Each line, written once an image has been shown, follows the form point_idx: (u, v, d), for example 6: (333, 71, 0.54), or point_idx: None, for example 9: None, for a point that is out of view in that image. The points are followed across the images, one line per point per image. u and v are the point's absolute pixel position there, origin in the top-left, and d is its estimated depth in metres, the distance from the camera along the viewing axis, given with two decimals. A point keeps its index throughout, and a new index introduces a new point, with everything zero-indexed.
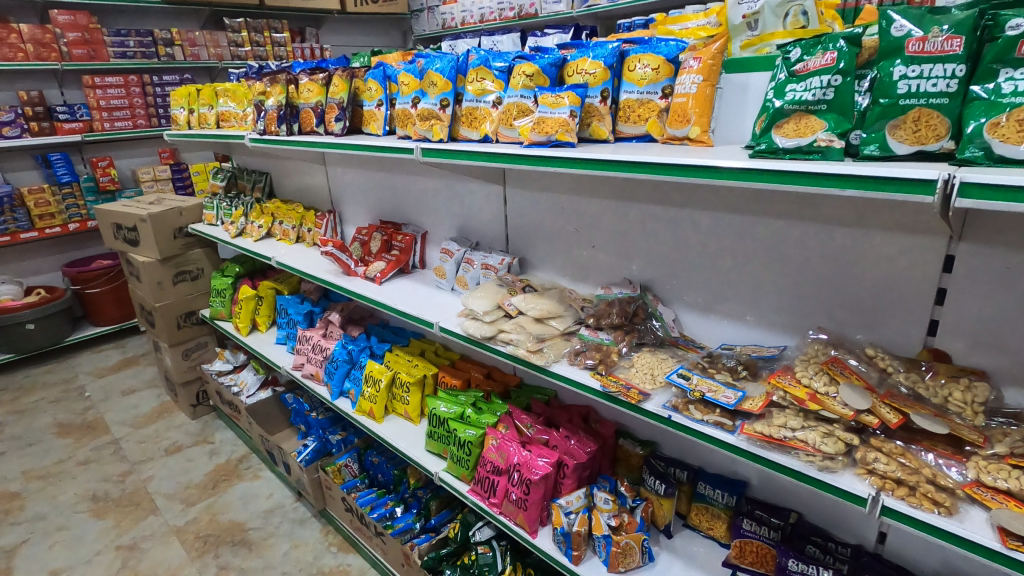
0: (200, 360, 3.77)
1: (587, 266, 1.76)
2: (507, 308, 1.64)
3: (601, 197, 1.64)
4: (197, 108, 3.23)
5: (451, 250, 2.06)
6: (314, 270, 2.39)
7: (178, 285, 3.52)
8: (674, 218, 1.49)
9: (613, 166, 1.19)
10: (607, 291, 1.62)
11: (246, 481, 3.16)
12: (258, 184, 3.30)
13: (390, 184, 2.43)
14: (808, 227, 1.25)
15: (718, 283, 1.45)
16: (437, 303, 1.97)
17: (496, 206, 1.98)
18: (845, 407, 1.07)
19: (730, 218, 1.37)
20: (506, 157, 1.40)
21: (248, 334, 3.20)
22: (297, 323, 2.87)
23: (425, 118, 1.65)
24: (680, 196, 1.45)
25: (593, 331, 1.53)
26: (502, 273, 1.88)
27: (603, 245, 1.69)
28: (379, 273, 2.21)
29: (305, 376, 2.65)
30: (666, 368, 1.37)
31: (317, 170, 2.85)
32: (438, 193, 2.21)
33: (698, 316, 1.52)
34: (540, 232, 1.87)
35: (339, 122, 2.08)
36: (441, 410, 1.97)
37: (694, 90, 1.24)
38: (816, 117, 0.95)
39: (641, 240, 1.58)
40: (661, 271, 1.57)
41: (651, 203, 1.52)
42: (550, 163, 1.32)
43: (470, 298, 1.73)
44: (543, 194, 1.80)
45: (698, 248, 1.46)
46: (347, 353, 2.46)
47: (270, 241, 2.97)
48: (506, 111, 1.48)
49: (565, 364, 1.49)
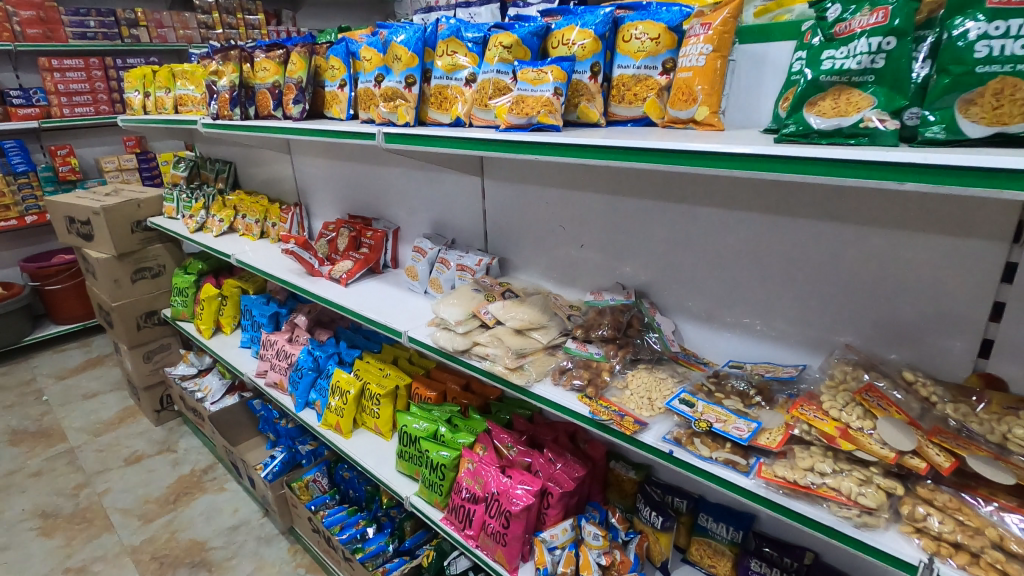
0: (164, 363, 3.53)
1: (575, 268, 1.56)
2: (484, 317, 1.44)
3: (592, 190, 1.44)
4: (154, 91, 2.97)
5: (424, 249, 1.85)
6: (274, 269, 2.17)
7: (138, 283, 3.28)
8: (674, 215, 1.29)
9: (605, 154, 1.00)
10: (598, 297, 1.42)
11: (210, 494, 2.94)
12: (221, 174, 3.05)
13: (360, 174, 2.21)
14: (833, 226, 1.06)
15: (726, 290, 1.26)
16: (408, 308, 1.76)
17: (474, 199, 1.77)
18: (884, 447, 0.88)
19: (740, 216, 1.18)
20: (480, 143, 1.20)
21: (211, 338, 2.97)
22: (261, 326, 2.65)
23: (389, 98, 1.43)
24: (681, 189, 1.26)
25: (581, 343, 1.34)
26: (479, 275, 1.67)
27: (592, 245, 1.50)
28: (345, 273, 2.00)
29: (269, 384, 2.43)
30: (665, 390, 1.19)
31: (283, 160, 2.62)
32: (410, 185, 1.99)
33: (700, 327, 1.33)
34: (522, 230, 1.67)
35: (298, 105, 1.85)
36: (413, 427, 1.78)
37: (701, 64, 1.04)
38: (860, 90, 0.76)
39: (638, 240, 1.39)
40: (659, 274, 1.38)
41: (647, 197, 1.33)
42: (531, 150, 1.11)
43: (440, 305, 1.52)
44: (526, 187, 1.60)
45: (703, 250, 1.27)
46: (314, 361, 2.25)
47: (233, 236, 2.73)
48: (480, 90, 1.27)
49: (549, 384, 1.29)
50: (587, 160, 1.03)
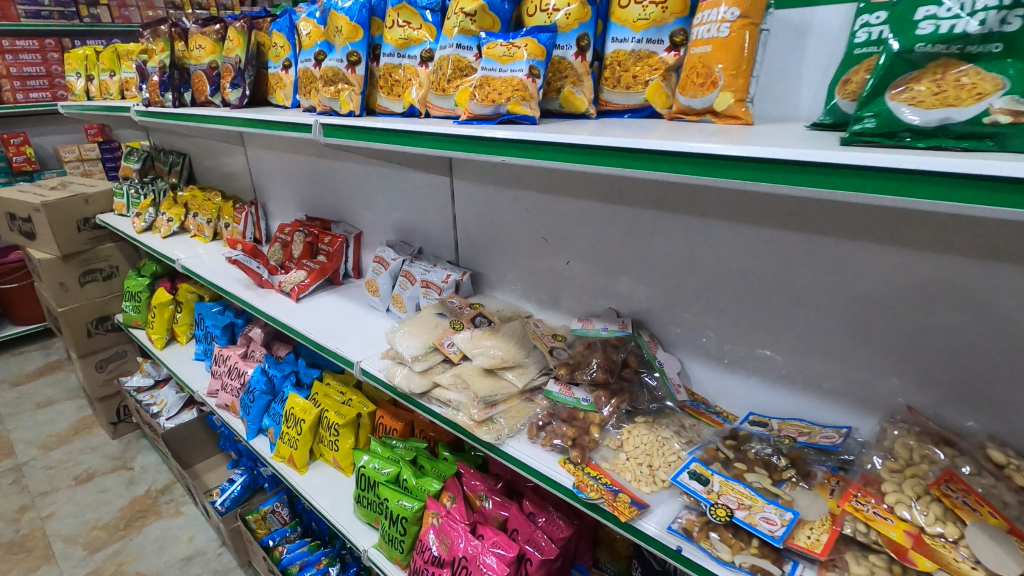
0: (120, 371, 3.25)
1: (558, 288, 1.31)
2: (447, 352, 1.17)
3: (579, 197, 1.18)
4: (97, 74, 2.67)
5: (387, 259, 1.57)
6: (219, 279, 1.90)
7: (87, 286, 3.00)
8: (680, 229, 1.04)
9: (595, 158, 0.75)
10: (587, 325, 1.17)
11: (164, 519, 2.68)
12: (175, 167, 2.77)
13: (317, 171, 1.93)
14: (890, 252, 0.81)
15: (745, 326, 1.01)
16: (363, 330, 1.50)
17: (442, 203, 1.50)
18: (977, 568, 0.63)
19: (765, 234, 0.93)
20: (437, 139, 0.94)
21: (165, 348, 2.70)
22: (214, 338, 2.38)
23: (330, 80, 1.17)
24: (690, 198, 1.00)
25: (566, 386, 1.09)
26: (447, 294, 1.42)
27: (580, 261, 1.24)
28: (296, 287, 1.74)
29: (221, 406, 2.17)
30: (670, 456, 0.94)
31: (237, 152, 2.34)
32: (371, 184, 1.72)
33: (711, 367, 1.09)
34: (498, 241, 1.41)
35: (237, 90, 1.58)
36: (372, 469, 1.52)
37: (724, 35, 0.77)
38: (977, 69, 0.50)
39: (635, 260, 1.14)
40: (660, 301, 1.13)
41: (645, 206, 1.07)
42: (499, 149, 0.86)
43: (396, 335, 1.25)
44: (501, 189, 1.34)
45: (717, 276, 1.02)
46: (267, 382, 1.98)
47: (183, 238, 2.45)
48: (436, 70, 1.00)
49: (524, 442, 1.03)
50: (572, 166, 0.78)
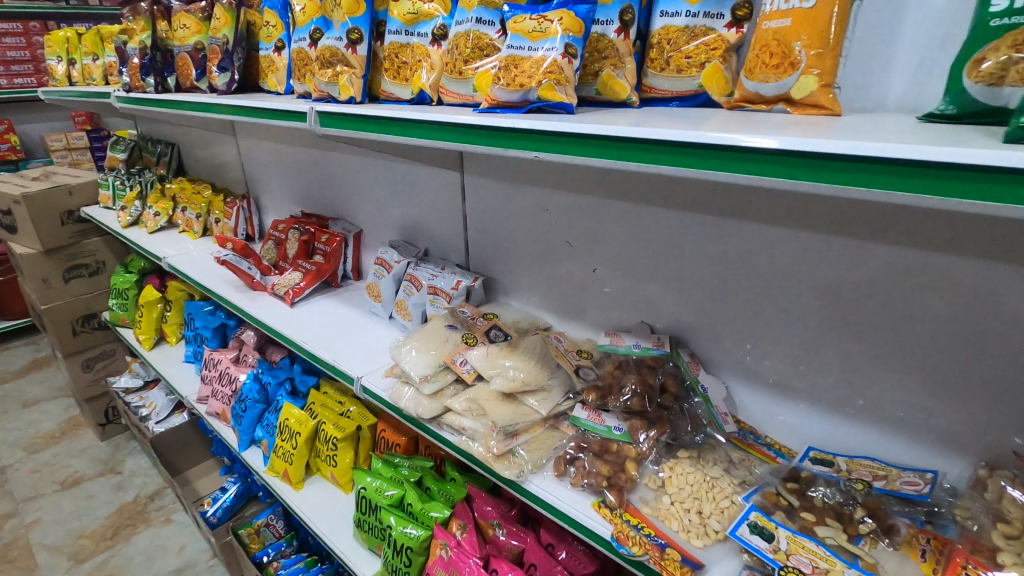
0: (108, 371, 3.11)
1: (583, 298, 1.18)
2: (460, 371, 1.04)
3: (608, 197, 1.05)
4: (80, 58, 2.51)
5: (390, 262, 1.44)
6: (208, 280, 1.77)
7: (72, 282, 2.86)
8: (731, 236, 0.91)
9: (654, 157, 0.62)
10: (617, 342, 1.05)
11: (154, 527, 2.56)
12: (163, 158, 2.62)
13: (313, 164, 1.79)
14: (994, 270, 0.69)
15: (805, 349, 0.89)
16: (364, 341, 1.37)
17: (451, 201, 1.37)
18: None
19: (836, 245, 0.80)
20: (454, 129, 0.81)
21: (153, 349, 2.57)
22: (205, 340, 2.25)
23: (326, 61, 1.03)
24: (745, 201, 0.87)
25: (595, 412, 0.97)
26: (457, 302, 1.29)
27: (609, 269, 1.11)
28: (291, 290, 1.60)
29: (211, 414, 2.04)
30: (723, 502, 0.81)
31: (228, 142, 2.19)
32: (372, 178, 1.58)
33: (762, 392, 0.97)
34: (514, 243, 1.27)
35: (224, 74, 1.44)
36: (373, 491, 1.39)
37: (808, 5, 0.63)
38: None
39: (672, 270, 1.01)
40: (703, 315, 1.00)
41: (690, 209, 0.94)
42: (532, 142, 0.73)
43: (401, 351, 1.11)
44: (518, 187, 1.20)
45: (772, 291, 0.89)
46: (261, 390, 1.85)
47: (171, 233, 2.31)
48: (452, 50, 0.86)
49: (550, 478, 0.91)
50: (623, 165, 0.65)
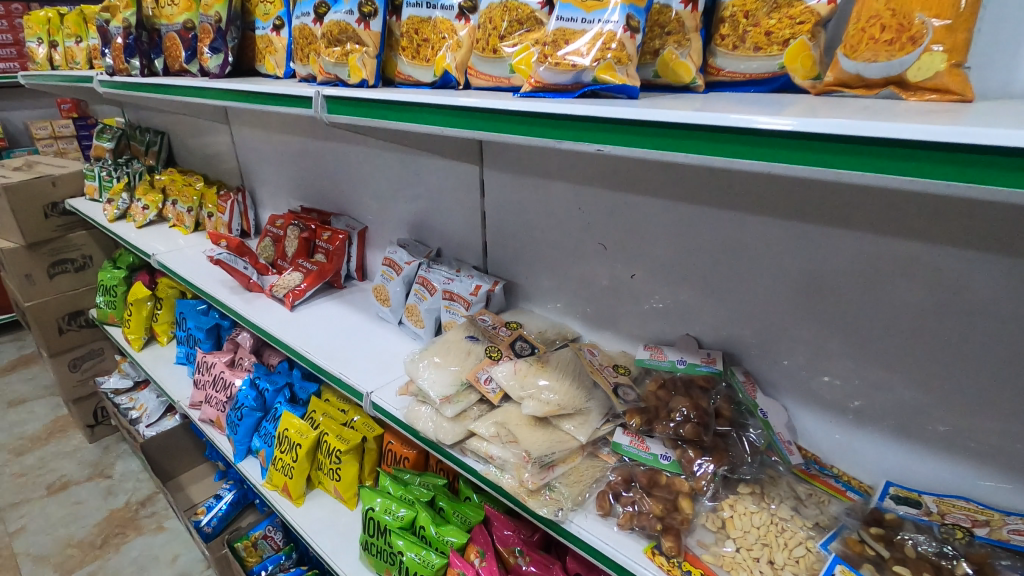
0: (96, 371, 2.98)
1: (617, 306, 1.07)
2: (484, 391, 0.93)
3: (650, 195, 0.94)
4: (62, 41, 2.36)
5: (400, 263, 1.31)
6: (199, 280, 1.64)
7: (56, 278, 2.72)
8: (798, 241, 0.80)
9: (754, 150, 0.50)
10: (660, 357, 0.95)
11: (146, 535, 2.45)
12: (152, 148, 2.48)
13: (314, 156, 1.66)
14: None
15: (881, 370, 0.79)
16: (373, 351, 1.25)
17: (468, 197, 1.25)
18: None
19: (930, 253, 0.70)
20: (488, 115, 0.68)
21: (143, 350, 2.44)
22: (197, 341, 2.13)
23: (334, 39, 0.90)
24: (819, 202, 0.76)
25: (637, 437, 0.86)
26: (476, 309, 1.17)
27: (649, 275, 1.00)
28: (291, 292, 1.48)
29: (204, 421, 1.92)
30: (798, 551, 0.71)
31: (221, 131, 2.06)
32: (378, 172, 1.46)
33: (828, 416, 0.86)
34: (539, 245, 1.16)
35: (217, 56, 1.31)
36: (382, 513, 1.28)
37: None
38: None
39: (723, 278, 0.90)
40: (757, 329, 0.90)
41: (749, 210, 0.83)
42: (589, 131, 0.60)
43: (416, 366, 0.99)
44: (544, 182, 1.09)
45: (844, 305, 0.79)
46: (258, 398, 1.74)
47: (161, 228, 2.18)
48: (485, 24, 0.75)
49: (593, 518, 0.81)
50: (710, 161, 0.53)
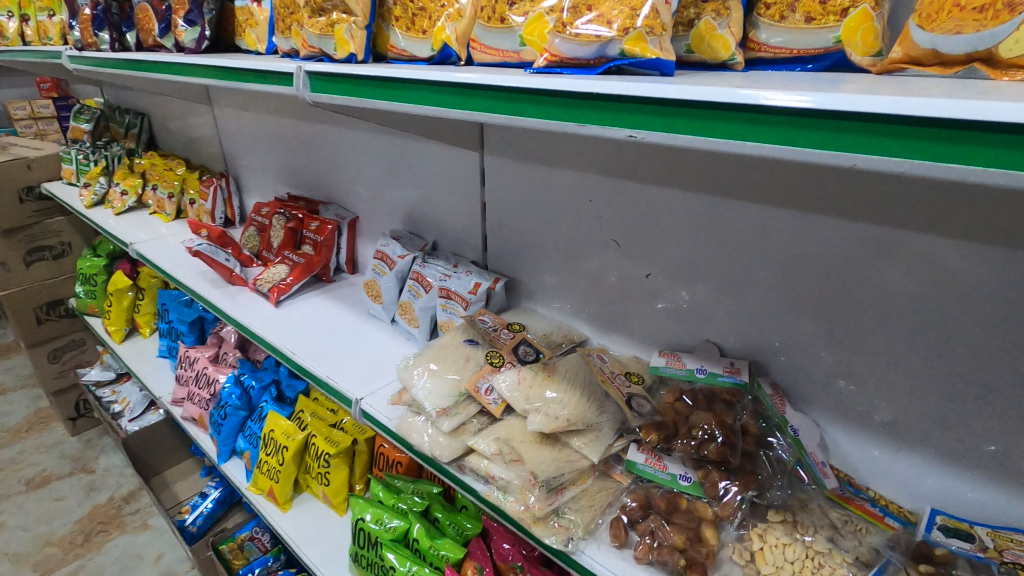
0: (78, 363, 2.87)
1: (629, 307, 0.99)
2: (485, 402, 0.85)
3: (668, 187, 0.85)
4: (34, 15, 2.22)
5: (393, 257, 1.23)
6: (179, 273, 1.54)
7: (34, 266, 2.60)
8: (839, 240, 0.71)
9: (823, 136, 0.40)
10: (678, 366, 0.87)
11: (130, 533, 2.37)
12: (132, 130, 2.36)
13: (302, 140, 1.56)
14: None
15: (925, 384, 0.71)
16: (363, 353, 1.16)
17: (465, 186, 1.16)
18: None
19: (994, 256, 0.62)
20: (495, 94, 0.59)
21: (125, 342, 2.33)
22: (179, 334, 2.03)
23: (318, 7, 0.80)
24: (865, 196, 0.67)
25: (654, 455, 0.79)
26: (475, 309, 1.08)
27: (666, 274, 0.91)
28: (276, 287, 1.38)
29: (187, 419, 1.83)
30: None
31: (204, 113, 1.95)
32: (369, 159, 1.37)
33: (860, 432, 0.79)
34: (543, 239, 1.07)
35: (193, 29, 1.20)
36: (373, 525, 1.20)
37: None
38: None
39: (747, 279, 0.82)
40: (784, 336, 0.82)
41: (782, 205, 0.74)
42: (614, 113, 0.51)
43: (409, 373, 0.90)
44: (549, 171, 1.00)
45: (885, 312, 0.71)
46: (243, 396, 1.65)
47: (140, 214, 2.07)
48: None
49: (604, 547, 0.74)
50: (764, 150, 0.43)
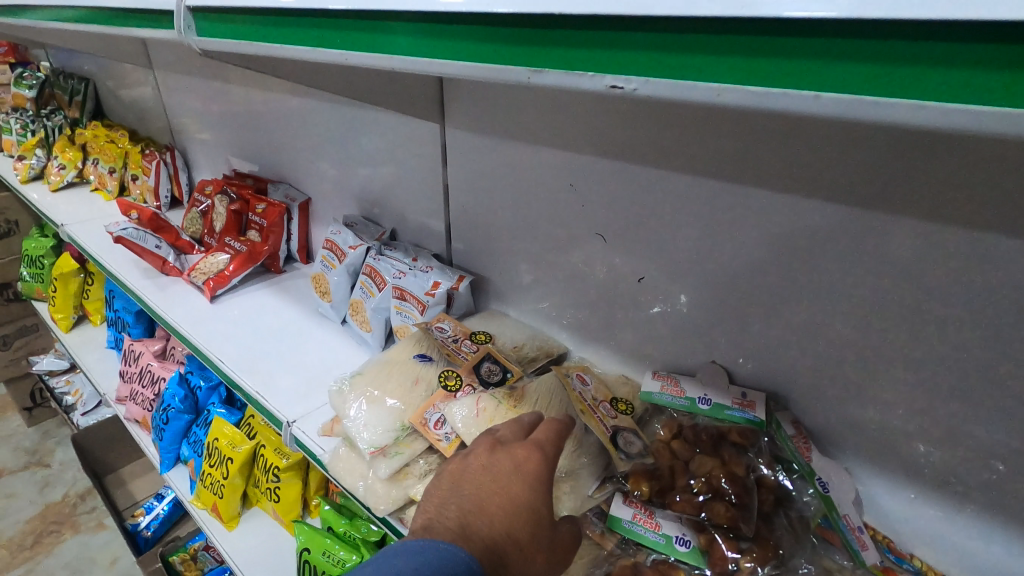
0: (31, 349, 2.66)
1: (617, 314, 0.81)
2: (434, 439, 0.68)
3: (662, 169, 0.67)
4: None
5: (343, 248, 1.05)
6: (107, 260, 1.34)
7: None
8: (895, 244, 0.54)
9: (940, 77, 0.23)
10: (676, 393, 0.70)
11: (85, 533, 2.22)
12: (76, 96, 2.13)
13: (249, 109, 1.37)
14: None
15: (989, 431, 0.55)
16: (305, 362, 0.98)
17: (424, 165, 0.98)
18: None
19: None
20: (431, 30, 0.41)
21: (72, 331, 2.14)
22: (126, 324, 1.84)
23: None
24: (927, 185, 0.50)
25: (643, 510, 0.62)
26: (434, 314, 0.91)
27: (663, 278, 0.73)
28: (212, 279, 1.20)
29: (130, 419, 1.66)
30: None
31: (148, 78, 1.73)
32: (320, 132, 1.18)
33: (896, 480, 0.63)
34: (515, 229, 0.89)
35: None
36: (321, 557, 1.04)
37: None
38: None
39: (760, 290, 0.65)
40: (806, 361, 0.65)
41: (819, 195, 0.57)
42: (601, 50, 0.33)
43: (345, 398, 0.74)
44: (519, 147, 0.81)
45: (943, 337, 0.54)
46: (187, 398, 1.47)
47: (81, 191, 1.87)
48: None
49: None
50: (841, 107, 0.26)
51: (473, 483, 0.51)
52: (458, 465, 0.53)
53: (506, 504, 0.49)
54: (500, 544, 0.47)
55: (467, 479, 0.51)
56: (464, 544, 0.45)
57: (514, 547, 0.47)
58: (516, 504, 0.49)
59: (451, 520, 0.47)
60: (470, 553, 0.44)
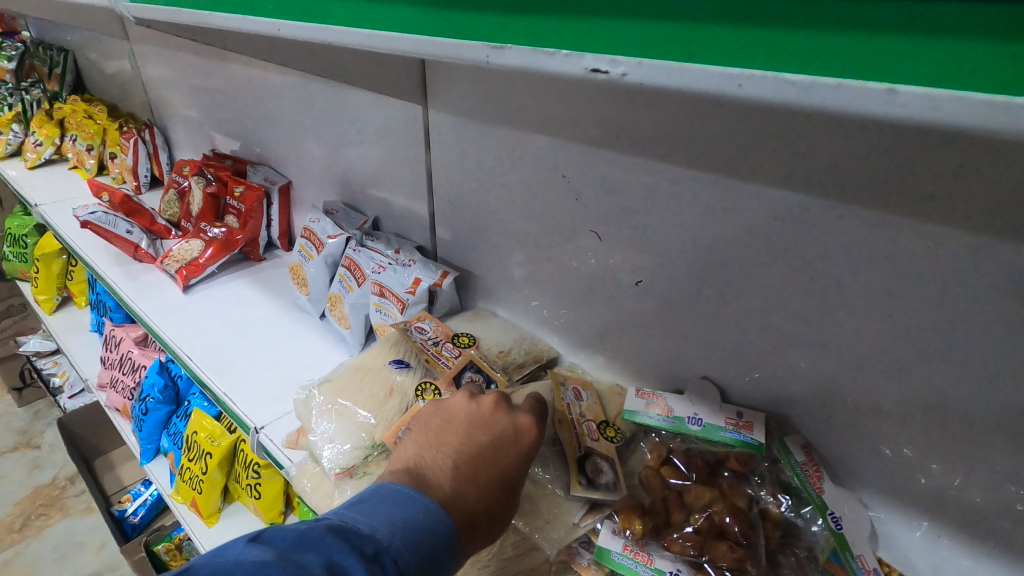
0: (19, 329, 2.60)
1: (611, 319, 0.75)
2: None
3: (660, 163, 0.60)
4: None
5: (321, 237, 0.98)
6: (78, 243, 1.28)
7: None
8: (931, 257, 0.46)
9: None
10: (663, 411, 0.63)
11: (73, 517, 2.19)
12: (55, 68, 2.04)
13: (228, 87, 1.29)
14: None
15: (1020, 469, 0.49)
16: (279, 359, 0.93)
17: (406, 150, 0.90)
18: None
19: None
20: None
21: (57, 313, 2.09)
22: (109, 308, 1.78)
23: None
24: (965, 191, 0.43)
25: (636, 543, 0.56)
26: (414, 312, 0.84)
27: (661, 281, 0.67)
28: (185, 267, 1.14)
29: (111, 406, 1.61)
30: None
31: (127, 51, 1.64)
32: (299, 112, 1.10)
33: (911, 512, 0.57)
34: (501, 222, 0.82)
35: None
36: None
37: None
38: None
39: (768, 302, 0.58)
40: (816, 380, 0.58)
41: (842, 199, 0.49)
42: (592, 22, 0.26)
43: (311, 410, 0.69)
44: (504, 134, 0.74)
45: (973, 364, 0.48)
46: (168, 389, 1.40)
47: (59, 169, 1.79)
48: None
49: None
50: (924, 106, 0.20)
51: (464, 435, 0.49)
52: (458, 405, 0.52)
53: (495, 475, 0.47)
54: (477, 515, 0.45)
55: (462, 424, 0.50)
56: (442, 509, 0.42)
57: (486, 521, 0.46)
58: (505, 473, 0.48)
59: (436, 460, 0.46)
60: (445, 508, 0.43)
